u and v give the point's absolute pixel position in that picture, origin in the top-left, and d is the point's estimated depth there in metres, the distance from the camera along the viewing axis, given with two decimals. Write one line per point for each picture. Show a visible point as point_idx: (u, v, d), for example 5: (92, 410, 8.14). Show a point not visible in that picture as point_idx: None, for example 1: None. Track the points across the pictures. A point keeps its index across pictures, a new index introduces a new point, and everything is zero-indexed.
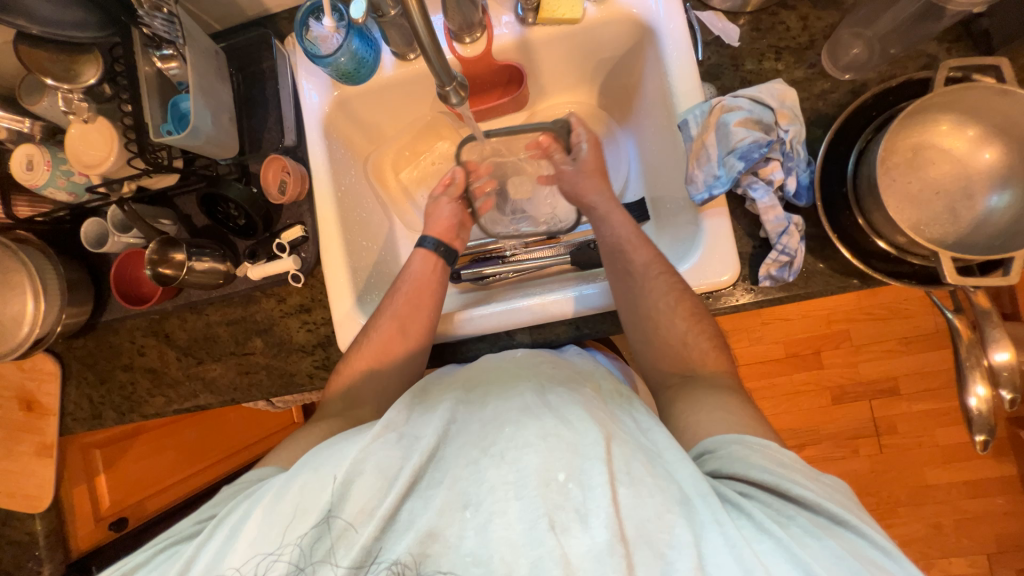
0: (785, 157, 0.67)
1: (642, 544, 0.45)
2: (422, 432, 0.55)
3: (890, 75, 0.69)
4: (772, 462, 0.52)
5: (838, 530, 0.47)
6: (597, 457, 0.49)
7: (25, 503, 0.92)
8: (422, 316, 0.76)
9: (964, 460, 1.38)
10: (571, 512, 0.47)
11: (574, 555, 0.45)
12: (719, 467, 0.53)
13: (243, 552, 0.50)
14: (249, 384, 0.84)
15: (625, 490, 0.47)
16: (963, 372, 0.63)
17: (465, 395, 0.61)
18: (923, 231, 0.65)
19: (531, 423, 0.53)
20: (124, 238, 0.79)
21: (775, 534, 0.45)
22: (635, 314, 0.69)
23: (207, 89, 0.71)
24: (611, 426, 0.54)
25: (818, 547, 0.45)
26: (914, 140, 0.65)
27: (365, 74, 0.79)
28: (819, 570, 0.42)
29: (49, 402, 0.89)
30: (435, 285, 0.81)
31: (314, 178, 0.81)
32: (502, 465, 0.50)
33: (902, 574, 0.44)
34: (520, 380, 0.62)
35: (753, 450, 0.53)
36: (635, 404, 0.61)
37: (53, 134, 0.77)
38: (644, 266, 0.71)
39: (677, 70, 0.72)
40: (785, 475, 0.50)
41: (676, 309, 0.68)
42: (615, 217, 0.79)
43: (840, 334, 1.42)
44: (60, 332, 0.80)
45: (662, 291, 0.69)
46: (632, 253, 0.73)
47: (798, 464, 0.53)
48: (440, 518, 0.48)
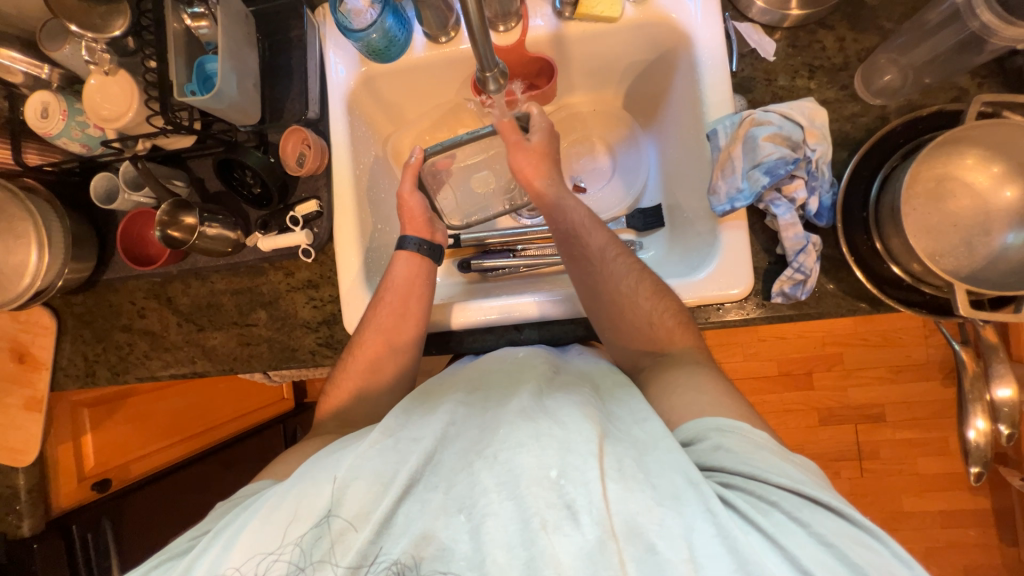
0: (810, 176, 0.68)
1: (631, 537, 0.45)
2: (423, 433, 0.55)
3: (920, 104, 0.69)
4: (749, 447, 0.53)
5: (820, 511, 0.48)
6: (587, 453, 0.48)
7: (10, 455, 0.91)
8: (420, 304, 0.75)
9: (942, 490, 1.41)
10: (563, 509, 0.46)
11: (565, 555, 0.45)
12: (698, 459, 0.53)
13: (243, 552, 0.50)
14: (250, 356, 0.83)
15: (615, 485, 0.47)
16: (965, 405, 0.64)
17: (467, 397, 0.60)
18: (937, 261, 0.65)
19: (526, 425, 0.52)
20: (134, 196, 0.77)
21: (760, 526, 0.46)
22: (595, 300, 0.70)
23: (236, 53, 0.70)
24: (602, 422, 0.53)
25: (803, 534, 0.46)
26: (938, 171, 0.66)
27: (395, 53, 0.78)
28: (806, 559, 0.44)
29: (42, 356, 0.87)
30: (420, 290, 0.76)
31: (334, 153, 0.79)
32: (495, 467, 0.49)
33: (886, 553, 0.45)
34: (517, 380, 0.61)
35: (726, 435, 0.53)
36: (634, 395, 0.60)
37: (71, 83, 0.76)
38: (602, 250, 0.72)
39: (709, 79, 0.72)
40: (761, 462, 0.51)
41: (637, 288, 0.70)
42: (568, 203, 0.77)
43: (835, 357, 1.44)
44: (62, 285, 0.79)
45: (623, 273, 0.71)
46: (587, 238, 0.73)
47: (771, 445, 0.54)
48: (435, 520, 0.48)
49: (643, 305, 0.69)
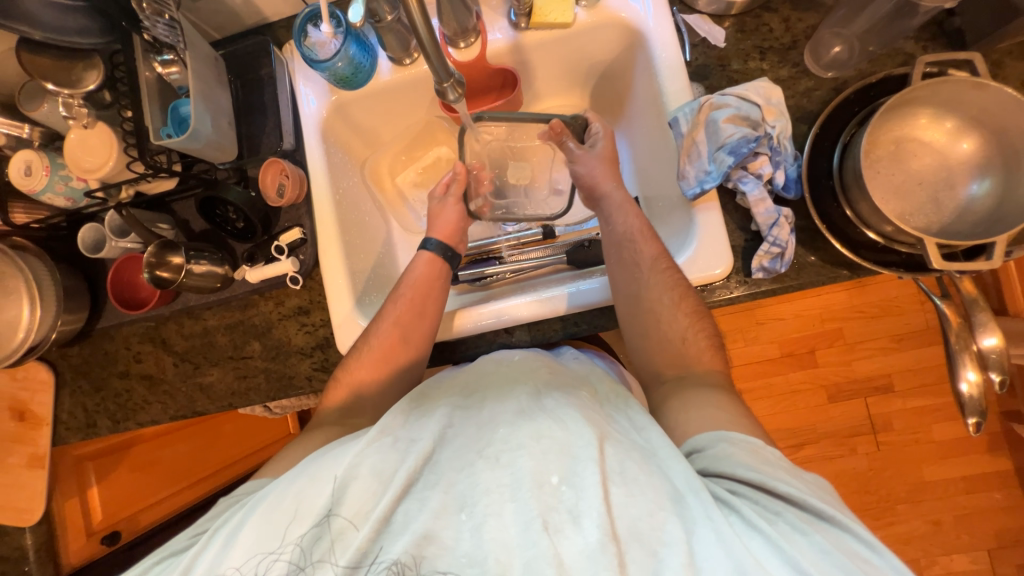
0: (774, 151, 0.69)
1: (633, 541, 0.45)
2: (420, 434, 0.55)
3: (870, 72, 0.72)
4: (758, 460, 0.52)
5: (823, 525, 0.47)
6: (589, 458, 0.49)
7: (15, 516, 0.90)
8: (421, 318, 0.75)
9: (960, 454, 1.39)
10: (563, 513, 0.47)
11: (566, 555, 0.45)
12: (707, 466, 0.53)
13: (244, 550, 0.50)
14: (247, 389, 0.83)
15: (618, 489, 0.47)
16: (954, 357, 0.64)
17: (463, 401, 0.61)
18: (908, 220, 0.67)
19: (526, 425, 0.53)
20: (121, 242, 0.79)
21: (764, 531, 0.45)
22: (636, 310, 0.70)
23: (208, 94, 0.73)
24: (605, 426, 0.54)
25: (804, 543, 0.45)
26: (896, 133, 0.68)
27: (363, 79, 0.81)
28: (807, 565, 0.43)
29: (42, 411, 0.88)
30: (437, 288, 0.78)
31: (313, 181, 0.81)
32: (497, 468, 0.50)
33: (885, 567, 0.44)
34: (515, 381, 0.62)
35: (738, 446, 0.53)
36: (630, 404, 0.61)
37: (52, 139, 0.77)
38: (653, 260, 0.71)
39: (666, 69, 0.75)
40: (771, 472, 0.50)
41: (676, 305, 0.68)
42: (626, 208, 0.77)
43: (834, 331, 1.44)
44: (55, 338, 0.79)
45: (664, 288, 0.69)
46: (641, 245, 0.73)
47: (782, 461, 0.53)
48: (437, 519, 0.48)
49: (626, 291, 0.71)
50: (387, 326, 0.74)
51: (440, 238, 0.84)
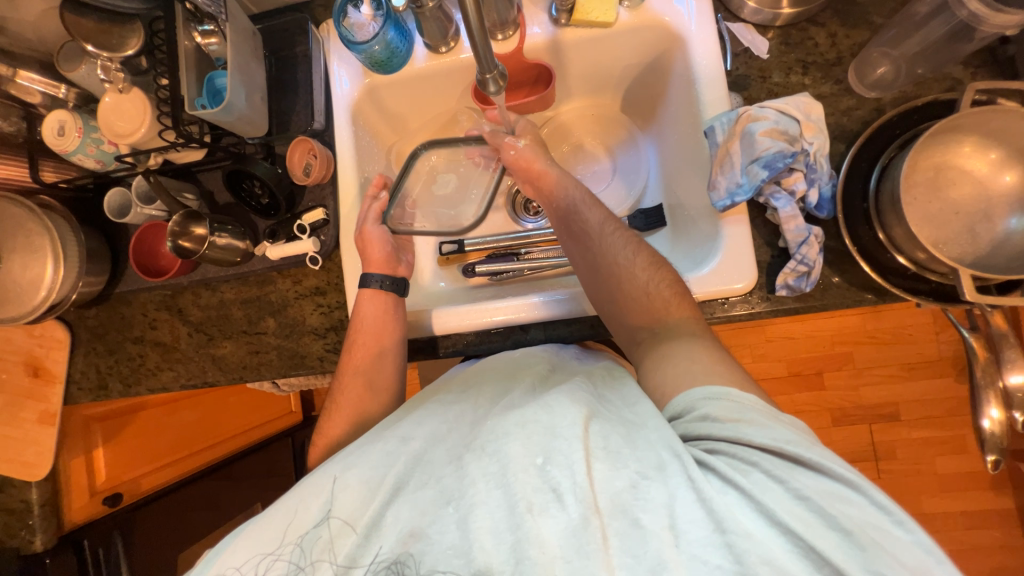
0: (809, 168, 0.68)
1: (616, 513, 0.45)
2: (413, 434, 0.56)
3: (916, 95, 0.70)
4: (734, 412, 0.51)
5: (802, 470, 0.46)
6: (571, 436, 0.48)
7: (24, 470, 0.91)
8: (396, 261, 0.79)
9: (962, 489, 1.38)
10: (548, 493, 0.47)
11: (550, 534, 0.45)
12: (686, 430, 0.52)
13: (242, 553, 0.51)
14: (258, 364, 0.84)
15: (601, 464, 0.47)
16: (978, 393, 0.64)
17: (458, 395, 0.63)
18: (941, 249, 0.65)
19: (513, 414, 0.53)
20: (146, 209, 0.80)
21: (739, 486, 0.45)
22: (598, 271, 0.70)
23: (244, 68, 0.73)
24: (591, 403, 0.54)
25: (780, 492, 0.44)
26: (937, 159, 0.66)
27: (397, 63, 0.80)
28: (782, 515, 0.43)
29: (56, 369, 0.89)
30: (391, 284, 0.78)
31: (339, 163, 0.81)
32: (483, 457, 0.50)
33: (865, 503, 0.44)
34: (511, 379, 0.62)
35: (712, 403, 0.52)
36: (625, 385, 0.61)
37: (86, 102, 0.78)
38: (601, 224, 0.72)
39: (705, 77, 0.74)
40: (745, 424, 0.49)
41: (634, 260, 0.69)
42: (567, 181, 0.78)
43: (844, 355, 1.42)
44: (75, 299, 0.81)
45: (620, 246, 0.70)
46: (587, 214, 0.74)
47: (758, 407, 0.51)
48: (423, 516, 0.49)
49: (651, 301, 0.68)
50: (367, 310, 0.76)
51: (376, 269, 0.78)
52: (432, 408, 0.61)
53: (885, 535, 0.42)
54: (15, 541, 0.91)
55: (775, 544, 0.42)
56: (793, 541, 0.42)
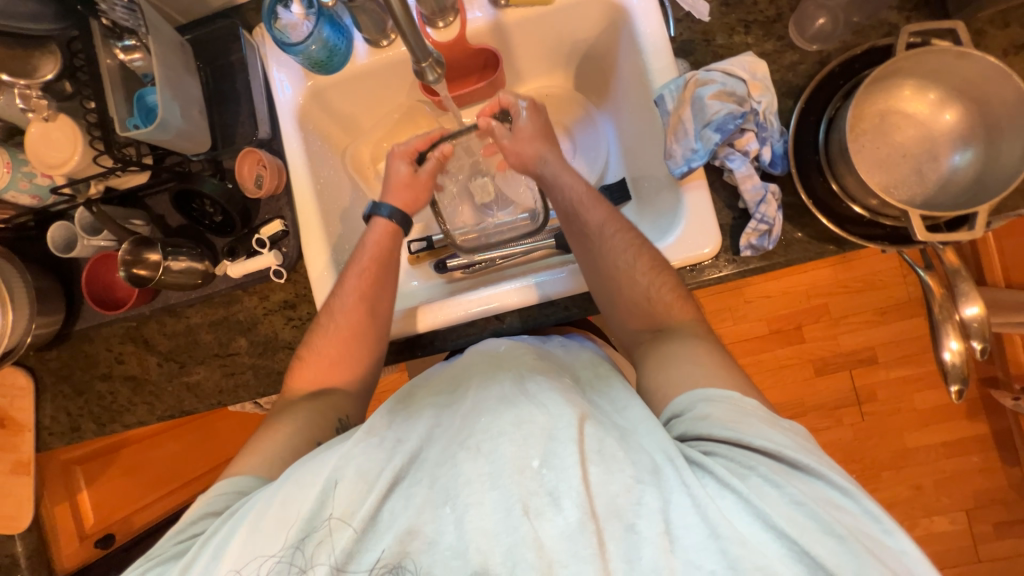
0: (759, 127, 0.69)
1: (611, 518, 0.46)
2: (406, 435, 0.55)
3: (855, 44, 0.72)
4: (735, 415, 0.52)
5: (797, 475, 0.48)
6: (567, 439, 0.49)
7: (2, 524, 0.87)
8: (386, 278, 0.76)
9: (941, 421, 1.44)
10: (544, 496, 0.47)
11: (547, 537, 0.46)
12: (686, 430, 0.53)
13: (240, 554, 0.50)
14: (236, 386, 0.82)
15: (596, 468, 0.48)
16: (937, 328, 0.66)
17: (450, 395, 0.61)
18: (892, 193, 0.67)
19: (507, 412, 0.52)
20: (94, 240, 0.76)
21: (737, 489, 0.46)
22: (599, 274, 0.70)
23: (175, 81, 0.70)
24: (586, 406, 0.54)
25: (777, 496, 0.46)
26: (880, 106, 0.68)
27: (338, 62, 0.78)
28: (778, 519, 0.44)
29: (23, 418, 0.85)
30: (387, 264, 0.77)
31: (291, 172, 0.79)
32: (479, 458, 0.49)
33: (858, 511, 0.46)
34: (501, 369, 0.62)
35: (715, 407, 0.53)
36: (612, 386, 0.62)
37: (12, 135, 0.73)
38: (601, 226, 0.71)
39: (650, 47, 0.73)
40: (748, 429, 0.51)
41: (635, 264, 0.68)
42: (564, 179, 0.76)
43: (820, 307, 1.46)
44: (31, 342, 0.77)
45: (620, 249, 0.69)
46: (587, 215, 0.73)
47: (760, 413, 0.53)
48: (420, 515, 0.48)
49: (623, 276, 0.68)
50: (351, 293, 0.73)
51: (395, 203, 0.81)
52: (418, 409, 0.60)
53: (874, 541, 0.44)
54: None
55: (769, 546, 0.43)
56: (788, 544, 0.43)
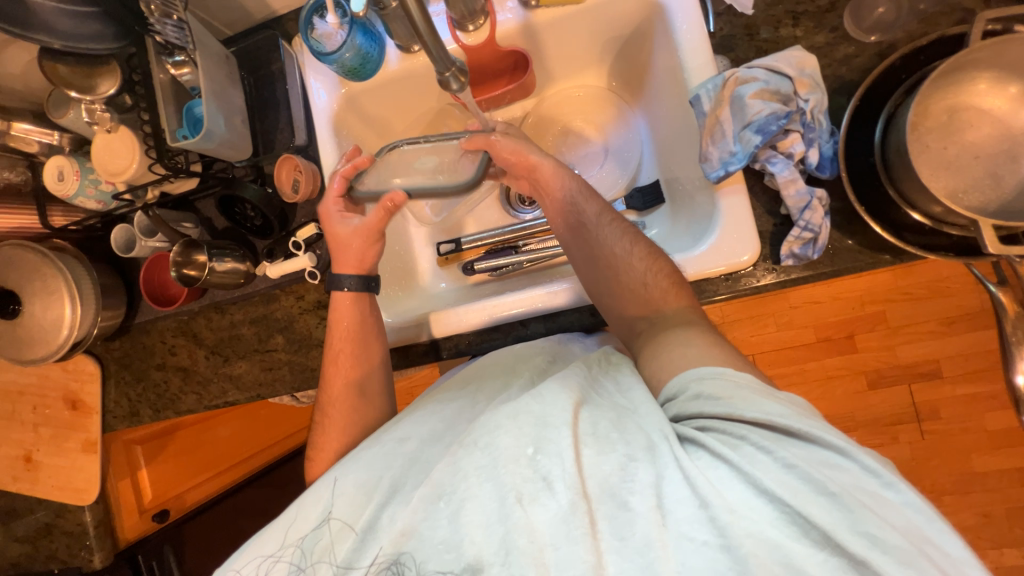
0: (806, 128, 0.64)
1: (604, 496, 0.44)
2: (410, 434, 0.58)
3: (921, 33, 0.65)
4: (728, 389, 0.48)
5: (796, 442, 0.44)
6: (560, 424, 0.47)
7: (74, 495, 0.97)
8: (375, 344, 0.76)
9: (1016, 445, 1.30)
10: (538, 482, 0.45)
11: (540, 522, 0.44)
12: (679, 411, 0.50)
13: (247, 555, 0.53)
14: (273, 379, 0.86)
15: (589, 450, 0.46)
16: (1009, 349, 0.60)
17: (460, 391, 0.65)
18: (960, 199, 0.60)
19: (504, 406, 0.51)
20: (150, 241, 0.82)
21: (728, 459, 0.43)
22: (596, 265, 0.68)
23: (219, 94, 0.74)
24: (581, 389, 0.52)
25: (771, 464, 0.42)
26: (949, 101, 0.61)
27: (371, 69, 0.80)
28: (770, 484, 0.41)
29: (91, 401, 0.94)
30: (371, 331, 0.76)
31: (326, 177, 0.82)
32: (475, 452, 0.48)
33: (858, 470, 0.42)
34: (511, 377, 0.63)
35: (705, 382, 0.50)
36: (621, 370, 0.59)
37: (80, 145, 0.82)
38: (597, 216, 0.70)
39: (687, 43, 0.70)
40: (740, 400, 0.47)
41: (631, 251, 0.67)
42: (563, 172, 0.73)
43: (875, 315, 1.35)
44: (97, 333, 0.84)
45: (617, 237, 0.69)
46: (585, 207, 0.71)
47: (754, 383, 0.49)
48: (416, 515, 0.48)
49: (655, 277, 0.65)
50: (339, 379, 0.75)
51: (349, 271, 0.77)
52: (433, 408, 0.62)
53: (878, 500, 0.41)
54: (77, 561, 0.98)
55: (761, 512, 0.41)
56: (780, 507, 0.40)
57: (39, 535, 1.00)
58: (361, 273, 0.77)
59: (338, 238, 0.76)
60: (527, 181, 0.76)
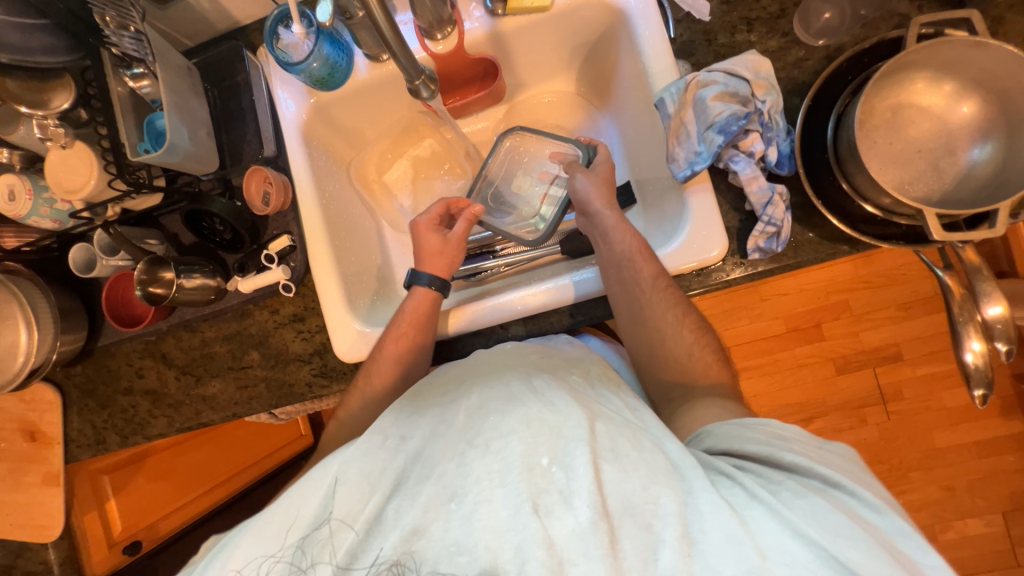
0: (765, 127, 0.67)
1: (625, 515, 0.45)
2: (411, 433, 0.54)
3: (864, 37, 0.70)
4: (770, 437, 0.53)
5: (833, 492, 0.47)
6: (579, 438, 0.48)
7: (37, 533, 0.91)
8: (421, 338, 0.74)
9: (973, 420, 1.38)
10: (554, 493, 0.46)
11: (557, 535, 0.44)
12: (717, 443, 0.55)
13: (242, 555, 0.51)
14: (250, 398, 0.84)
15: (610, 467, 0.47)
16: (958, 330, 0.63)
17: (454, 393, 0.59)
18: (907, 190, 0.64)
19: (516, 411, 0.51)
20: (112, 260, 0.79)
21: (766, 500, 0.45)
22: (637, 325, 0.70)
23: (182, 105, 0.72)
24: (592, 406, 0.54)
25: (807, 507, 0.44)
26: (892, 100, 0.65)
27: (340, 78, 0.79)
28: (809, 528, 0.42)
29: (52, 430, 0.89)
30: (427, 326, 0.74)
31: (297, 188, 0.80)
32: (488, 455, 0.49)
33: (889, 528, 0.44)
34: (508, 369, 0.61)
35: (750, 428, 0.54)
36: (621, 389, 0.62)
37: (33, 162, 0.78)
38: (653, 280, 0.68)
39: (650, 49, 0.72)
40: (781, 445, 0.51)
41: (681, 322, 0.69)
42: (623, 226, 0.72)
43: (839, 303, 1.42)
44: (57, 359, 0.80)
45: (666, 305, 0.69)
46: (642, 265, 0.69)
47: (800, 437, 0.53)
48: (426, 513, 0.48)
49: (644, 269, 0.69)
50: (388, 359, 0.72)
51: (431, 270, 0.78)
52: (432, 403, 0.58)
53: (909, 560, 0.42)
54: None
55: (798, 554, 0.41)
56: (817, 550, 0.41)
57: None
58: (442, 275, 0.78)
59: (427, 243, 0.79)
60: (586, 225, 0.77)
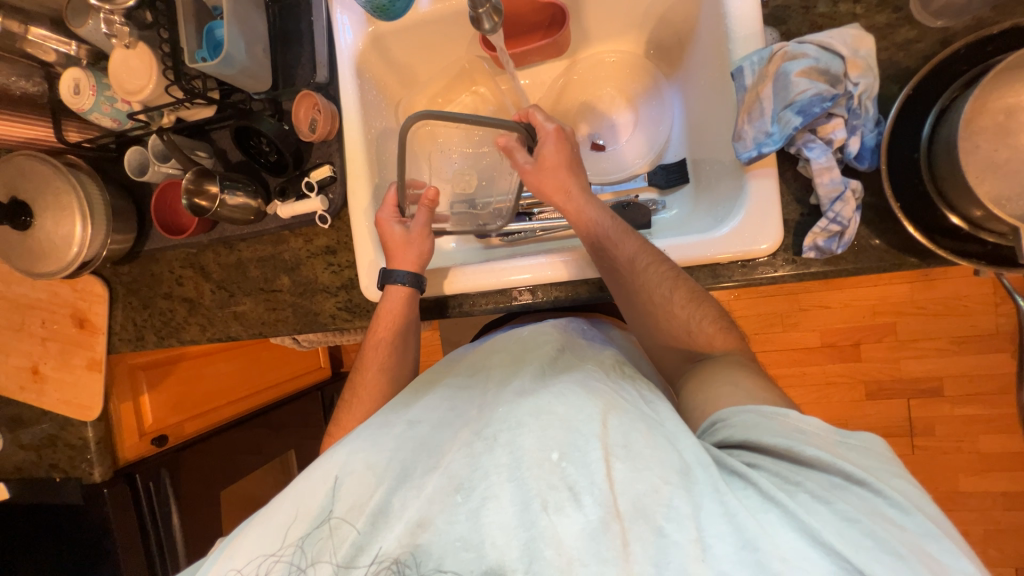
0: (851, 113, 0.60)
1: (636, 518, 0.43)
2: (420, 418, 0.58)
3: (991, 22, 0.61)
4: (791, 429, 0.48)
5: (854, 489, 0.43)
6: (590, 434, 0.47)
7: (79, 411, 1.00)
8: (402, 335, 0.76)
9: (1008, 470, 1.29)
10: (564, 491, 0.45)
11: (566, 535, 0.43)
12: (731, 434, 0.50)
13: (244, 553, 0.50)
14: (276, 320, 0.86)
15: (621, 465, 0.45)
16: None
17: (468, 378, 0.65)
18: (1003, 206, 0.57)
19: (527, 403, 0.52)
20: (163, 167, 0.82)
21: (782, 503, 0.42)
22: (634, 308, 0.67)
23: (243, 18, 0.72)
24: (608, 397, 0.52)
25: (826, 513, 0.41)
26: (1010, 100, 0.57)
27: (401, 7, 0.74)
28: (827, 535, 0.39)
29: (98, 321, 0.96)
30: (408, 331, 0.76)
31: (345, 118, 0.79)
32: (497, 448, 0.49)
33: (916, 530, 0.41)
34: (522, 361, 0.63)
35: (772, 420, 0.49)
36: (636, 382, 0.59)
37: (98, 59, 0.80)
38: (632, 259, 0.66)
39: (736, 11, 0.65)
40: (798, 437, 0.46)
41: (673, 299, 0.64)
42: (598, 208, 0.71)
43: (886, 326, 1.32)
44: (106, 255, 0.85)
45: (654, 282, 0.64)
46: (618, 247, 0.67)
47: (821, 431, 0.48)
48: (432, 505, 0.47)
49: (630, 250, 0.66)
50: (374, 361, 0.76)
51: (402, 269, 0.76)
52: (442, 393, 0.63)
53: (940, 568, 0.38)
54: (77, 472, 1.02)
55: (819, 564, 0.38)
56: (842, 565, 0.38)
57: (44, 445, 1.04)
58: (417, 271, 0.75)
59: (393, 246, 0.76)
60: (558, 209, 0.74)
